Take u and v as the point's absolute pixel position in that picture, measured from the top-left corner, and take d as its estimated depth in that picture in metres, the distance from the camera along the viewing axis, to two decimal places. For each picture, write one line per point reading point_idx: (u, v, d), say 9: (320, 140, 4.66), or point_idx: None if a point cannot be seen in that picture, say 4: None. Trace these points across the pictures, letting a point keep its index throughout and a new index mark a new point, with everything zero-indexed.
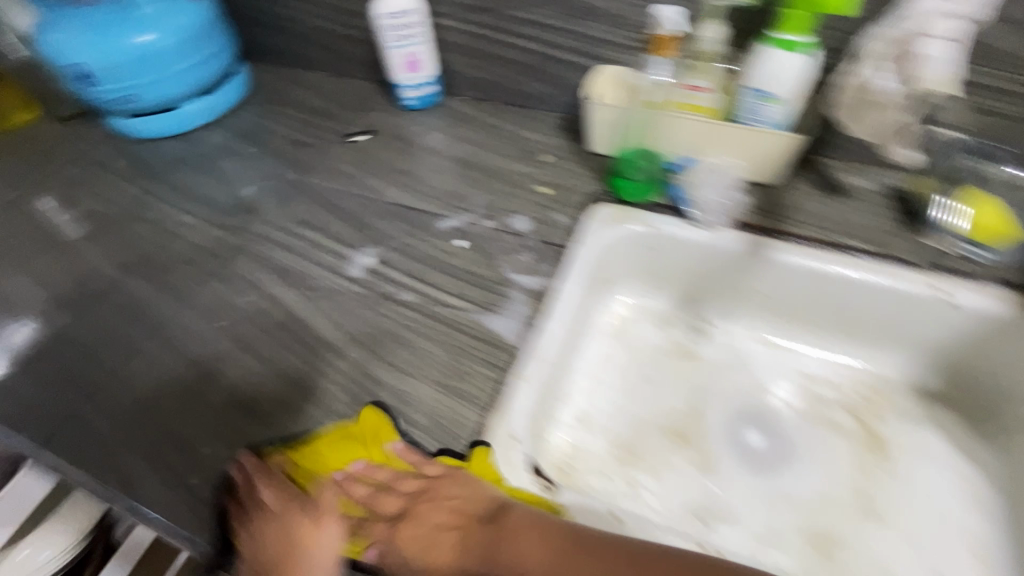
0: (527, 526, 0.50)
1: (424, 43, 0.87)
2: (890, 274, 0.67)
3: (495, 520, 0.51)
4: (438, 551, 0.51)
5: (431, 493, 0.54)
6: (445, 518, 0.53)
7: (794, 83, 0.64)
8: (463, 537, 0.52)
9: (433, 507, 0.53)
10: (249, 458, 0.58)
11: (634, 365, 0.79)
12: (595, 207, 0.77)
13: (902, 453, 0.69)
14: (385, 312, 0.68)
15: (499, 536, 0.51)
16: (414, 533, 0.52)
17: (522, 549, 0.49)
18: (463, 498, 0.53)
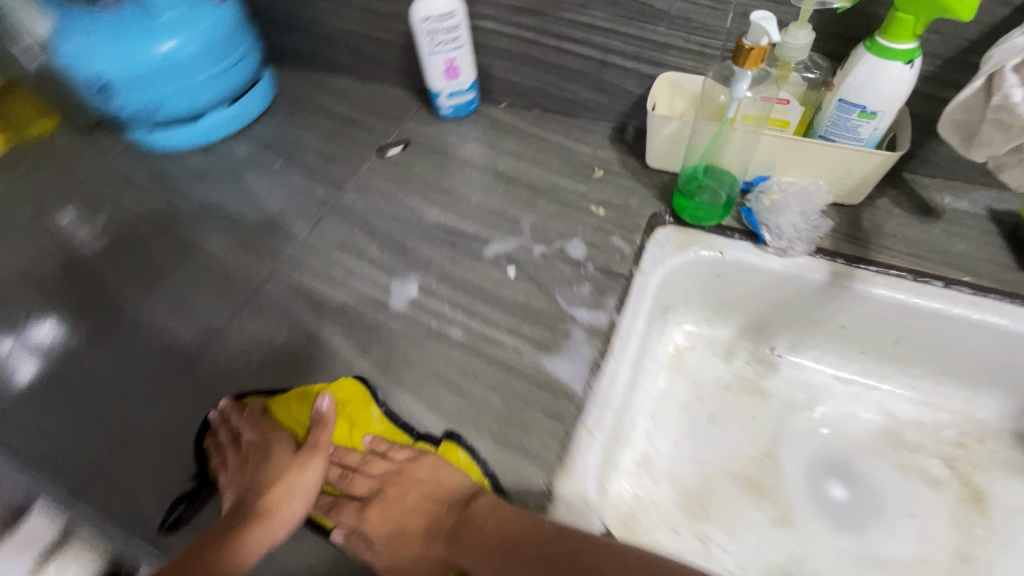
0: (490, 520, 0.51)
1: (464, 48, 0.80)
2: (1000, 311, 0.59)
3: (462, 508, 0.54)
4: (402, 535, 0.56)
5: (403, 474, 0.57)
6: (417, 501, 0.57)
7: (894, 98, 0.57)
8: (432, 522, 0.56)
9: (403, 488, 0.57)
10: (234, 412, 0.62)
11: (696, 401, 0.72)
12: (657, 231, 0.70)
13: (1007, 510, 0.61)
14: (434, 351, 0.63)
15: (463, 523, 0.53)
16: (382, 513, 0.57)
17: (480, 540, 0.51)
18: (432, 484, 0.56)
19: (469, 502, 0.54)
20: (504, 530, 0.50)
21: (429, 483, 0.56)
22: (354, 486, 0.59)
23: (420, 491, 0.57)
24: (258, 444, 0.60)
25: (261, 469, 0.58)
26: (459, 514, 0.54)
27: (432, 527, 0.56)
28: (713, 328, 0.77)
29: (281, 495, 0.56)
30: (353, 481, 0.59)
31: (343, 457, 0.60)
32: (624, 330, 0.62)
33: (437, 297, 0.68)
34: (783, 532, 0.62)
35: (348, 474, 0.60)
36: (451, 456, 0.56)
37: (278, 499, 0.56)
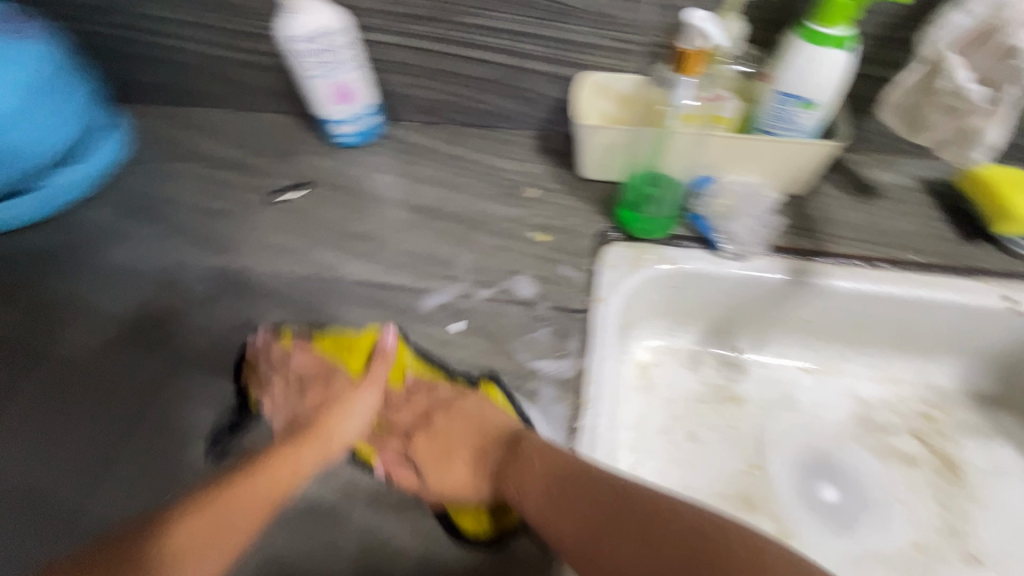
0: (540, 452, 0.51)
1: (356, 68, 0.68)
2: (953, 287, 0.59)
3: (509, 438, 0.54)
4: (446, 468, 0.53)
5: (446, 408, 0.57)
6: (465, 429, 0.56)
7: (836, 86, 0.54)
8: (477, 459, 0.54)
9: (450, 420, 0.56)
10: (274, 343, 0.60)
11: (673, 421, 0.68)
12: (606, 251, 0.64)
13: (979, 476, 0.62)
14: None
15: (512, 456, 0.52)
16: (427, 445, 0.56)
17: (530, 473, 0.50)
18: (475, 420, 0.56)
19: (518, 437, 0.53)
20: (548, 466, 0.49)
21: (478, 416, 0.56)
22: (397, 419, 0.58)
23: (467, 424, 0.56)
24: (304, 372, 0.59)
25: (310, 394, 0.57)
26: (508, 449, 0.53)
27: (476, 463, 0.54)
28: (675, 338, 0.73)
29: (328, 415, 0.53)
30: (396, 415, 0.58)
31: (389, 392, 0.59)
32: (595, 376, 0.56)
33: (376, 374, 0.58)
34: None
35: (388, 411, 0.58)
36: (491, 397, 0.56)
37: (325, 418, 0.53)
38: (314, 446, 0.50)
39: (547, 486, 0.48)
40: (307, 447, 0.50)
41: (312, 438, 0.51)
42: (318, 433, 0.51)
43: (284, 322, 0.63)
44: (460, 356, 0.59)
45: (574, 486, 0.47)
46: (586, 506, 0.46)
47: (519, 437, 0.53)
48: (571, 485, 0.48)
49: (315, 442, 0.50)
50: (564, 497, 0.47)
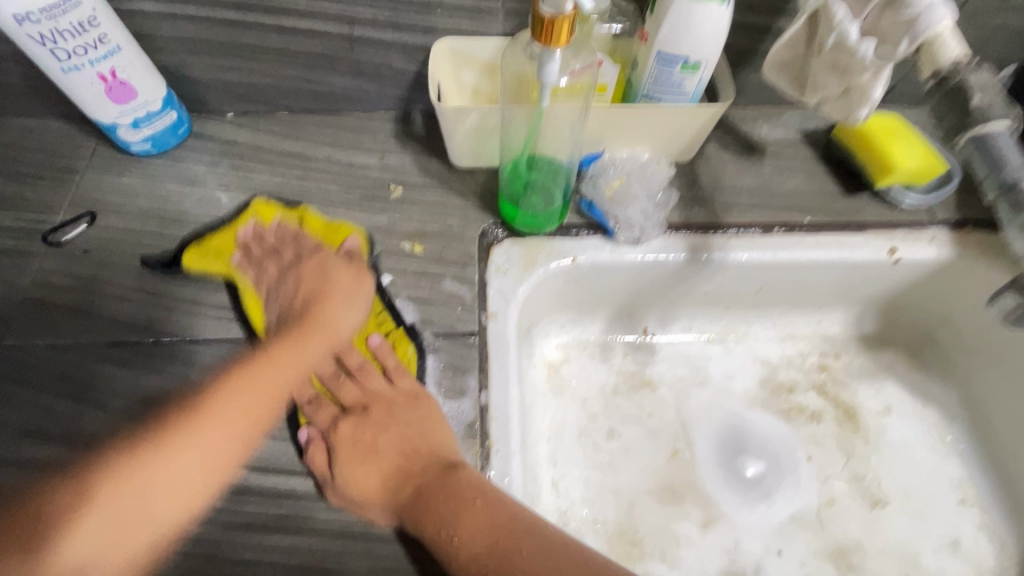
0: (477, 489, 0.43)
1: (129, 50, 0.51)
2: (842, 245, 0.58)
3: (443, 457, 0.46)
4: (362, 466, 0.46)
5: (393, 406, 0.49)
6: (409, 422, 0.47)
7: (719, 42, 0.47)
8: (402, 466, 0.46)
9: (390, 419, 0.48)
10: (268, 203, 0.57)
11: (590, 421, 0.63)
12: (493, 255, 0.55)
13: (874, 418, 0.65)
14: (272, 544, 0.44)
15: (438, 481, 0.44)
16: (353, 433, 0.47)
17: (464, 516, 0.42)
18: (416, 430, 0.47)
19: (452, 460, 0.46)
20: (484, 520, 0.42)
21: (422, 422, 0.47)
22: (341, 391, 0.50)
23: (406, 427, 0.47)
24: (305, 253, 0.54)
25: (306, 272, 0.53)
26: (437, 475, 0.45)
27: (400, 469, 0.46)
28: (580, 330, 0.67)
29: (329, 309, 0.51)
30: (340, 387, 0.50)
31: (345, 358, 0.51)
32: (499, 411, 0.49)
33: None
34: (714, 533, 0.58)
35: (331, 384, 0.50)
36: (399, 348, 0.51)
37: (324, 313, 0.51)
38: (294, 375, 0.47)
39: (485, 540, 0.41)
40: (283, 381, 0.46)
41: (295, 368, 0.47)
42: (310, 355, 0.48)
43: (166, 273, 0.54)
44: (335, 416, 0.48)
45: (512, 546, 0.41)
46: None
47: (451, 471, 0.44)
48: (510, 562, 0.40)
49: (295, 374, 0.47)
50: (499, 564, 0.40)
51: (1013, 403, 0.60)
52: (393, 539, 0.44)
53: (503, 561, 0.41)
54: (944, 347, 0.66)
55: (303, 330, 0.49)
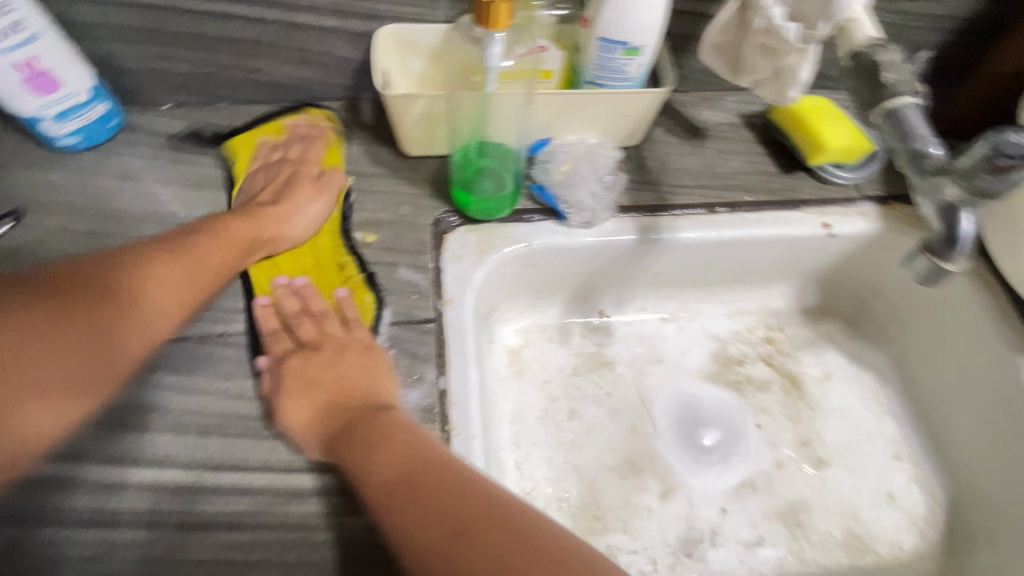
0: (402, 428, 0.43)
1: (47, 37, 0.48)
2: (781, 221, 0.61)
3: (381, 401, 0.46)
4: (299, 399, 0.47)
5: (343, 346, 0.49)
6: (357, 363, 0.48)
7: (657, 27, 0.48)
8: (341, 398, 0.47)
9: (338, 357, 0.49)
10: (303, 121, 0.59)
11: (551, 403, 0.65)
12: (448, 242, 0.56)
13: (817, 384, 0.69)
14: (233, 541, 0.43)
15: (370, 416, 0.45)
16: (298, 366, 0.48)
17: (387, 446, 0.42)
18: (360, 376, 0.48)
19: (385, 404, 0.46)
20: (402, 455, 0.41)
21: (366, 367, 0.48)
22: (299, 328, 0.50)
23: (350, 367, 0.48)
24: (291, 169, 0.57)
25: (282, 184, 0.56)
26: (368, 412, 0.45)
27: (336, 401, 0.47)
28: (538, 315, 0.68)
29: (287, 211, 0.53)
30: (297, 323, 0.51)
31: (308, 299, 0.51)
32: (458, 395, 0.49)
33: (187, 460, 0.45)
34: (672, 502, 0.61)
35: (290, 320, 0.51)
36: (358, 296, 0.52)
37: (283, 212, 0.53)
38: (229, 258, 0.50)
39: (400, 467, 0.41)
40: (218, 263, 0.49)
41: (234, 248, 0.50)
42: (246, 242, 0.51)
43: None
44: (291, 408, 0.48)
45: (426, 479, 0.40)
46: (428, 512, 0.38)
47: (382, 412, 0.45)
48: (417, 491, 0.39)
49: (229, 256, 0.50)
50: (407, 496, 0.39)
51: (936, 360, 0.64)
52: (326, 529, 0.43)
53: (411, 490, 0.40)
54: (878, 315, 0.70)
55: (245, 218, 0.52)
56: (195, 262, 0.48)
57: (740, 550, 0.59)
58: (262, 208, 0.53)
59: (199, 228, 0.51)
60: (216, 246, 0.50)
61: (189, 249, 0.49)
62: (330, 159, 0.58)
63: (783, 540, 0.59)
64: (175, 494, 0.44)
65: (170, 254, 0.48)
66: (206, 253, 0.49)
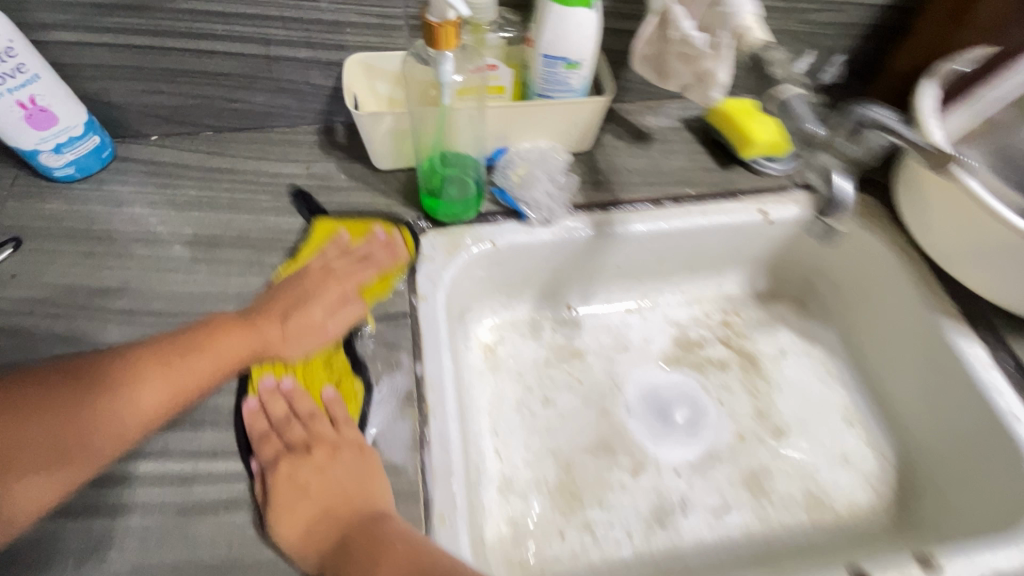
0: (401, 539, 0.43)
1: (45, 76, 0.53)
2: (722, 211, 0.67)
3: (373, 506, 0.46)
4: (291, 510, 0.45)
5: (336, 449, 0.48)
6: (348, 467, 0.47)
7: (592, 43, 0.55)
8: (335, 509, 0.46)
9: (330, 461, 0.48)
10: (378, 233, 0.59)
11: (526, 392, 0.69)
12: (418, 244, 0.61)
13: (772, 361, 0.74)
14: (231, 522, 0.46)
15: (363, 526, 0.44)
16: (289, 474, 0.47)
17: (385, 560, 0.42)
18: (351, 479, 0.47)
19: (379, 510, 0.45)
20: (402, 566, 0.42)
21: (360, 474, 0.47)
22: (288, 430, 0.50)
23: (342, 471, 0.47)
24: (322, 274, 0.55)
25: (308, 288, 0.54)
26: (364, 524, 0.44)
27: (329, 512, 0.46)
28: (510, 313, 0.73)
29: (304, 324, 0.53)
30: (288, 428, 0.50)
31: (296, 399, 0.51)
32: (433, 380, 0.53)
33: (181, 452, 0.49)
34: (644, 477, 0.65)
35: (277, 424, 0.50)
36: (347, 384, 0.53)
37: (302, 325, 0.53)
38: (216, 372, 0.49)
39: None
40: (210, 367, 0.48)
41: (223, 360, 0.49)
42: (241, 357, 0.50)
43: (97, 286, 0.56)
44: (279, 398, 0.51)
45: None
46: None
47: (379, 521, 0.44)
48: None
49: (214, 366, 0.49)
50: None
51: (875, 329, 0.70)
52: None
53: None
54: (822, 294, 0.76)
55: (256, 325, 0.51)
56: (178, 373, 0.47)
57: (709, 517, 0.62)
58: (283, 317, 0.52)
59: (207, 329, 0.50)
60: (206, 358, 0.48)
61: (179, 359, 0.48)
62: (377, 287, 0.57)
63: (749, 505, 0.63)
64: (173, 483, 0.47)
65: (166, 357, 0.47)
66: (191, 366, 0.48)
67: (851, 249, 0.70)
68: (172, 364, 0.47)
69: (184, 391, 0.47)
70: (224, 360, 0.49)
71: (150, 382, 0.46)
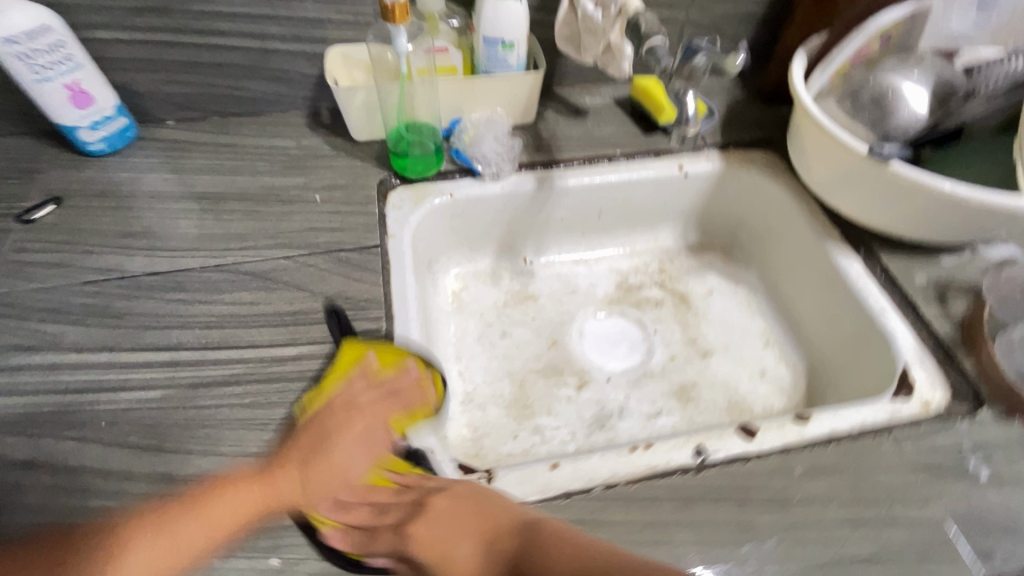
0: (561, 537, 0.41)
1: (87, 66, 0.67)
2: (645, 167, 0.80)
3: (519, 520, 0.43)
4: (446, 562, 0.42)
5: (448, 489, 0.47)
6: (468, 494, 0.46)
7: (522, 27, 0.69)
8: (483, 538, 0.43)
9: (448, 498, 0.46)
10: (409, 369, 0.56)
11: (486, 327, 0.80)
12: (388, 195, 0.73)
13: (700, 299, 0.85)
14: (228, 393, 0.55)
15: (522, 540, 0.41)
16: (422, 533, 0.44)
17: (559, 560, 0.39)
18: (478, 502, 0.45)
19: (526, 521, 0.43)
20: (580, 561, 0.39)
21: (490, 505, 0.45)
22: (387, 515, 0.47)
23: (466, 503, 0.45)
24: (347, 410, 0.51)
25: (329, 426, 0.50)
26: (519, 539, 0.42)
27: (484, 545, 0.43)
28: (473, 264, 0.85)
29: (325, 464, 0.48)
30: (387, 513, 0.47)
31: (372, 497, 0.49)
32: (399, 293, 0.64)
33: (188, 347, 0.58)
34: (587, 392, 0.75)
35: (373, 519, 0.47)
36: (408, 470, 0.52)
37: (322, 467, 0.48)
38: (218, 531, 0.42)
39: None
40: (214, 524, 0.42)
41: (228, 519, 0.43)
42: (248, 519, 0.44)
43: (122, 231, 0.68)
44: (273, 307, 0.61)
45: None
46: None
47: (532, 530, 0.42)
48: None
49: (214, 527, 0.42)
50: None
51: (786, 265, 0.81)
52: (301, 380, 0.56)
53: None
54: (742, 242, 0.89)
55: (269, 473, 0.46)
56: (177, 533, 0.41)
57: (643, 420, 0.72)
58: (301, 461, 0.47)
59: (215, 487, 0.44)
60: (207, 519, 0.42)
61: (177, 521, 0.42)
62: (406, 422, 0.55)
63: (678, 410, 0.74)
64: (183, 368, 0.56)
65: (167, 519, 0.42)
66: (191, 524, 0.42)
67: (759, 197, 0.82)
68: (176, 526, 0.41)
69: (177, 557, 0.40)
70: (225, 521, 0.43)
71: (134, 554, 0.39)
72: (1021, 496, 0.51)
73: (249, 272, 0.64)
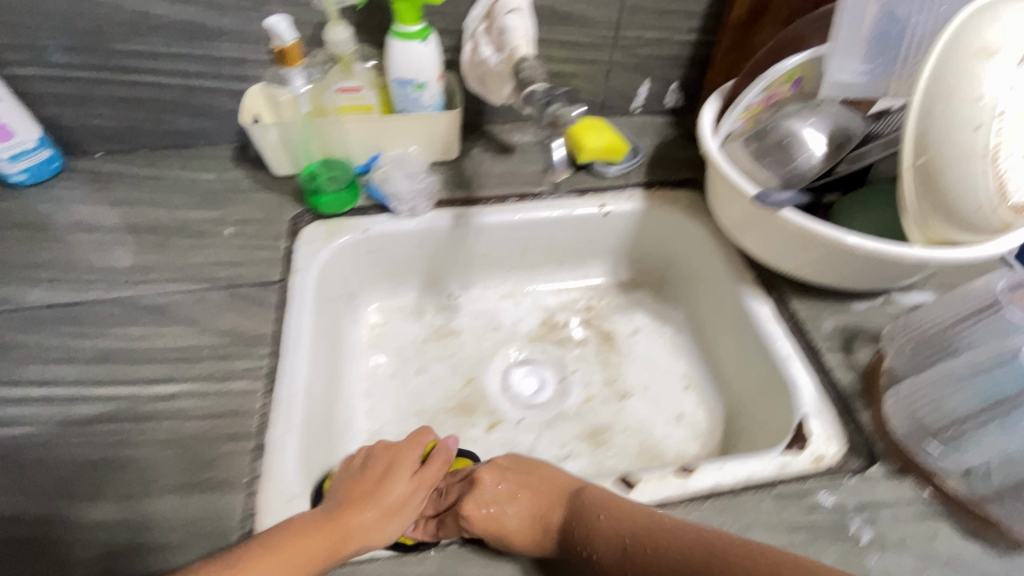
0: (598, 493, 0.51)
1: (7, 101, 0.69)
2: (566, 205, 0.80)
3: (556, 488, 0.53)
4: (511, 526, 0.50)
5: (493, 467, 0.56)
6: (511, 466, 0.56)
7: (432, 69, 0.70)
8: (535, 505, 0.52)
9: (496, 476, 0.54)
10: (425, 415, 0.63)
11: (401, 363, 0.80)
12: (301, 230, 0.73)
13: (625, 338, 0.84)
14: (99, 431, 0.54)
15: (564, 501, 0.52)
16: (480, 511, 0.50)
17: (602, 521, 0.48)
18: (520, 473, 0.55)
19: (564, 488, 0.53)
20: (620, 525, 0.48)
21: (535, 478, 0.55)
22: (445, 503, 0.54)
23: (510, 474, 0.55)
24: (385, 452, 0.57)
25: (373, 468, 0.55)
26: (566, 503, 0.51)
27: (536, 512, 0.51)
28: (396, 298, 0.85)
29: (379, 493, 0.52)
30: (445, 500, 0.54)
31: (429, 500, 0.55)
32: (292, 330, 0.63)
33: (69, 381, 0.58)
34: (497, 433, 0.73)
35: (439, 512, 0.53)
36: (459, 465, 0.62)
37: (379, 495, 0.52)
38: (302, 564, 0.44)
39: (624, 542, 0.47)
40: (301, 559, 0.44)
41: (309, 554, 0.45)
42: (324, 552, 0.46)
43: (28, 262, 0.68)
44: (161, 344, 0.61)
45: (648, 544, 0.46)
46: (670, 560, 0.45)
47: (578, 495, 0.51)
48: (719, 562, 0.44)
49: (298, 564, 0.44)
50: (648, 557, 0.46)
51: (709, 306, 0.80)
52: (176, 420, 0.56)
53: (666, 537, 0.46)
54: (671, 280, 0.87)
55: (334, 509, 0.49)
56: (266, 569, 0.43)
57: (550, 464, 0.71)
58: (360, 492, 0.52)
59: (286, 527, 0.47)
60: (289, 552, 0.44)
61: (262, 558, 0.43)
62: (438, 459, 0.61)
63: (588, 454, 0.72)
64: (60, 403, 0.56)
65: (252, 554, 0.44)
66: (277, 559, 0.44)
67: (683, 236, 0.82)
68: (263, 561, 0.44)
69: None
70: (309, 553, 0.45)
71: None
72: (903, 561, 0.49)
73: (146, 306, 0.64)
